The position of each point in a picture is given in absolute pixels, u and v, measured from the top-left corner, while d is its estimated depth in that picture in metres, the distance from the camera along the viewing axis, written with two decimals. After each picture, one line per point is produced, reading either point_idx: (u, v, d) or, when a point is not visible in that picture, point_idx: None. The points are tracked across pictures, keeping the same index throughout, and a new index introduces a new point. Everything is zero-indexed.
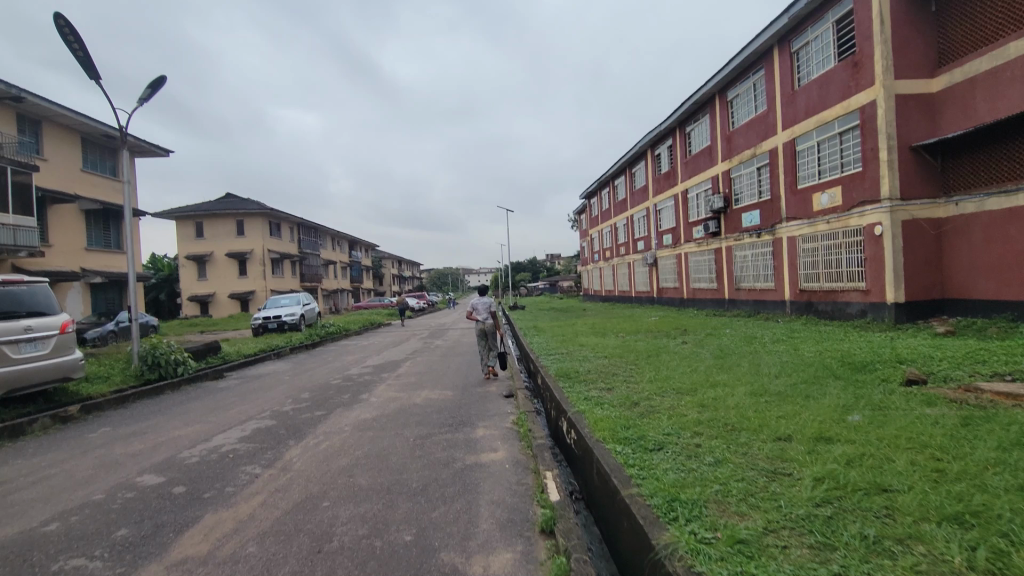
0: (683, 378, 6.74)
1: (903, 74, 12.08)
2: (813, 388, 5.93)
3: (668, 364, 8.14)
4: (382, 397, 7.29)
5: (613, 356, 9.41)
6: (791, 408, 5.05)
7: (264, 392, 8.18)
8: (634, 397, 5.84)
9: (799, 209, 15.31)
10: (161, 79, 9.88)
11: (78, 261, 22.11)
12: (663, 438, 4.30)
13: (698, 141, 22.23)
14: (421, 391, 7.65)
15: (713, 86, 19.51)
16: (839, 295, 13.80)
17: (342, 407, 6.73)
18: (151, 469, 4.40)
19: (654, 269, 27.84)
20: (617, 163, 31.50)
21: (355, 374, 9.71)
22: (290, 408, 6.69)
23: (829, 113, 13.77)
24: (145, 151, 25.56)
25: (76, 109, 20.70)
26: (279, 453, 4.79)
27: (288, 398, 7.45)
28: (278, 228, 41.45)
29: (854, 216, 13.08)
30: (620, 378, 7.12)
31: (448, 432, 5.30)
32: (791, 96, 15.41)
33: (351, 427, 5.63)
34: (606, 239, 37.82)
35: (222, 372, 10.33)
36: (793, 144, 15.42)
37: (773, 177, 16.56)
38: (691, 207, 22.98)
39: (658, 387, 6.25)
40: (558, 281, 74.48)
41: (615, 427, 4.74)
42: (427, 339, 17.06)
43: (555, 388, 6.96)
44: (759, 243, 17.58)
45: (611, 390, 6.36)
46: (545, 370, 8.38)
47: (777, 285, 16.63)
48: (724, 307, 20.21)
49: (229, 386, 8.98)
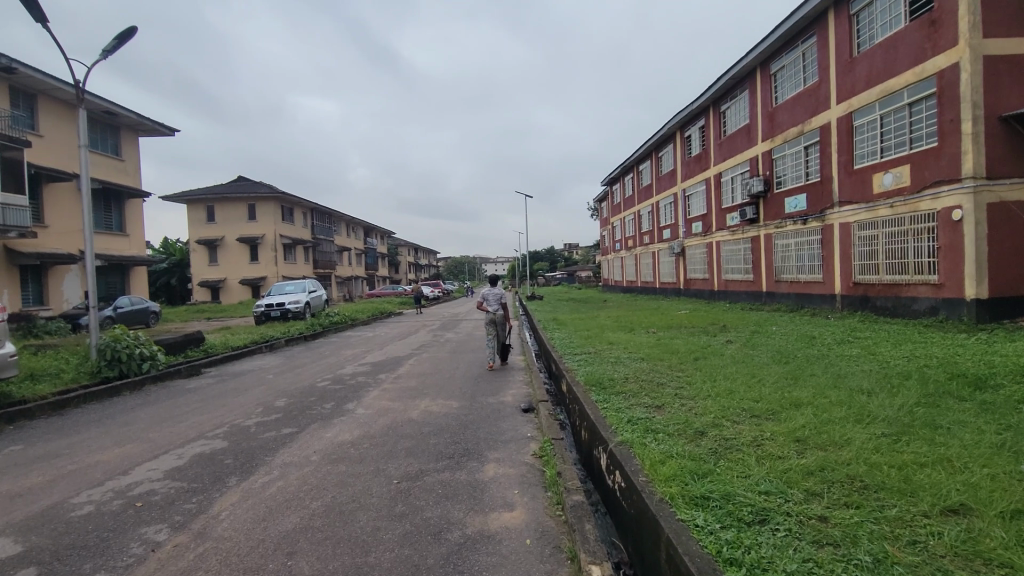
0: (753, 395, 5.26)
1: (994, 32, 10.35)
2: (939, 416, 4.38)
3: (723, 371, 6.66)
4: (371, 408, 5.89)
5: (653, 358, 7.90)
6: (931, 450, 3.54)
7: (235, 397, 6.83)
8: (696, 421, 4.39)
9: (855, 192, 13.59)
10: (127, 30, 8.50)
11: (76, 243, 21.05)
12: (760, 504, 2.87)
13: (733, 120, 20.47)
14: (420, 399, 6.25)
15: (754, 58, 17.76)
16: (903, 289, 12.15)
17: (318, 422, 5.34)
18: (13, 529, 3.04)
19: (681, 259, 26.23)
20: (642, 146, 29.70)
21: (348, 373, 8.35)
22: (253, 423, 5.31)
23: (897, 81, 12.05)
24: (149, 129, 24.47)
25: (72, 84, 19.56)
26: (207, 502, 3.41)
27: (258, 407, 6.10)
28: (290, 213, 40.36)
29: (926, 199, 11.39)
30: (668, 390, 5.66)
31: (446, 470, 3.87)
32: (849, 64, 13.67)
33: (319, 457, 4.23)
34: (628, 227, 36.10)
35: (200, 368, 9.08)
36: (849, 118, 13.70)
37: (823, 157, 14.82)
38: (725, 191, 21.25)
39: (724, 407, 4.81)
40: (577, 271, 72.53)
41: (682, 475, 3.29)
42: (437, 331, 15.66)
43: (586, 401, 5.53)
44: (805, 230, 15.87)
45: (663, 410, 4.92)
46: (571, 375, 6.93)
47: (826, 277, 14.96)
48: (762, 301, 18.57)
49: (200, 387, 7.66)
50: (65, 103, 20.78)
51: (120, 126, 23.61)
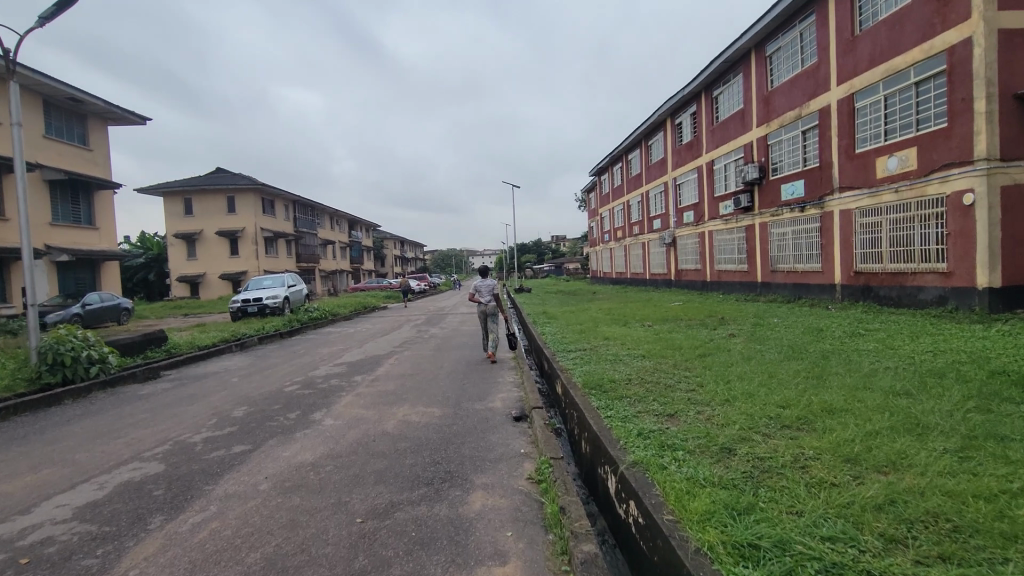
0: (778, 399, 4.62)
1: (1008, 4, 9.83)
2: (1001, 424, 3.77)
3: (735, 369, 6.02)
4: (341, 419, 5.16)
5: (654, 355, 7.26)
6: (1013, 471, 2.90)
7: (189, 405, 6.05)
8: (721, 435, 3.74)
9: (857, 177, 13.02)
10: None
11: (41, 237, 20.02)
12: (829, 556, 2.20)
13: (726, 106, 19.85)
14: (397, 406, 5.52)
15: (749, 40, 17.12)
16: (908, 279, 11.63)
17: (277, 437, 4.59)
18: None
19: (672, 250, 25.68)
20: (631, 134, 29.00)
21: (320, 375, 7.59)
22: (200, 440, 4.56)
23: (903, 59, 11.48)
24: (118, 117, 23.34)
25: (32, 68, 18.42)
26: (117, 555, 2.66)
27: (212, 418, 5.34)
28: (271, 205, 39.18)
29: (933, 183, 10.85)
30: (679, 393, 5.03)
31: (423, 503, 3.16)
32: (850, 43, 13.07)
33: (270, 486, 3.50)
34: (617, 218, 35.45)
35: (159, 370, 8.28)
36: (851, 100, 13.11)
37: (822, 141, 14.23)
38: (718, 179, 20.67)
39: (747, 416, 4.16)
40: (565, 263, 71.83)
41: (718, 513, 2.62)
42: (421, 326, 14.91)
43: (587, 408, 4.87)
44: (803, 218, 15.30)
45: (678, 420, 4.26)
46: (566, 377, 6.26)
47: (825, 267, 14.41)
48: (757, 292, 18.04)
49: (153, 393, 6.87)
50: (26, 89, 19.60)
51: (87, 114, 22.46)
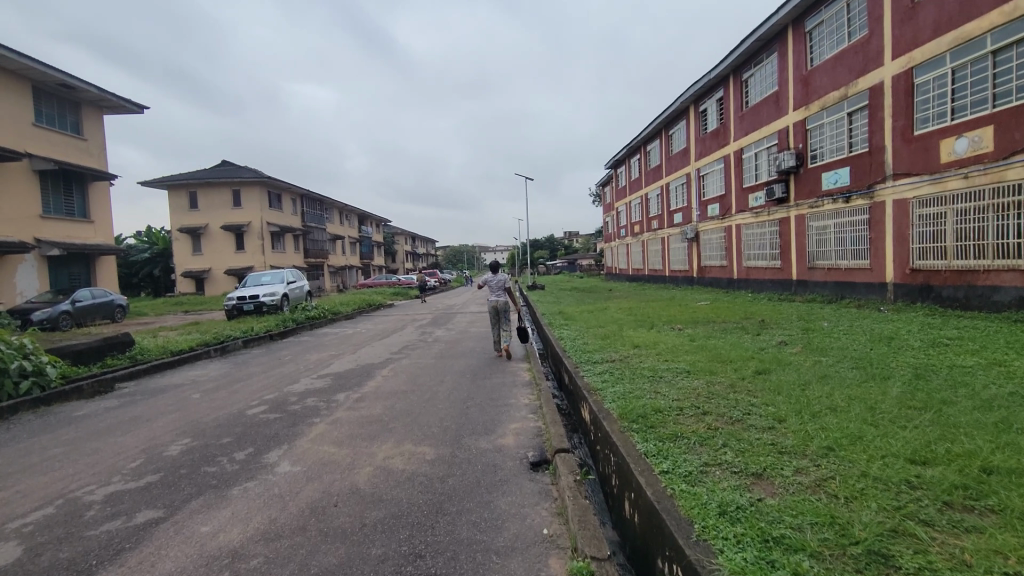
0: (905, 448, 3.27)
1: None
2: None
3: (815, 395, 4.68)
4: (303, 462, 3.89)
5: (701, 372, 5.90)
6: None
7: (119, 435, 4.79)
8: (857, 523, 2.40)
9: (915, 163, 11.51)
10: None
11: (32, 230, 19.09)
12: None
13: (758, 89, 18.34)
14: (378, 444, 4.23)
15: (786, 14, 15.58)
16: (980, 277, 10.17)
17: (205, 497, 3.31)
18: None
19: (694, 245, 24.21)
20: (651, 124, 27.47)
21: (297, 392, 6.33)
22: (97, 501, 3.28)
23: (977, 25, 10.03)
24: (114, 104, 22.33)
25: (17, 50, 17.36)
26: None
27: (136, 458, 4.08)
28: (278, 199, 38.12)
29: (1013, 167, 9.43)
30: (756, 435, 3.69)
31: None
32: (910, 10, 11.56)
33: None
34: (635, 212, 33.92)
35: (114, 383, 7.08)
36: (909, 75, 11.61)
37: (873, 122, 12.73)
38: (748, 168, 19.17)
39: (877, 484, 2.81)
40: (578, 258, 70.30)
41: None
42: (426, 327, 13.62)
43: (630, 454, 3.55)
44: (847, 209, 13.82)
45: (770, 486, 2.91)
46: (594, 401, 4.94)
47: (873, 264, 12.94)
48: (792, 290, 16.56)
49: (92, 415, 5.65)
50: (15, 75, 18.58)
51: (81, 102, 21.46)
